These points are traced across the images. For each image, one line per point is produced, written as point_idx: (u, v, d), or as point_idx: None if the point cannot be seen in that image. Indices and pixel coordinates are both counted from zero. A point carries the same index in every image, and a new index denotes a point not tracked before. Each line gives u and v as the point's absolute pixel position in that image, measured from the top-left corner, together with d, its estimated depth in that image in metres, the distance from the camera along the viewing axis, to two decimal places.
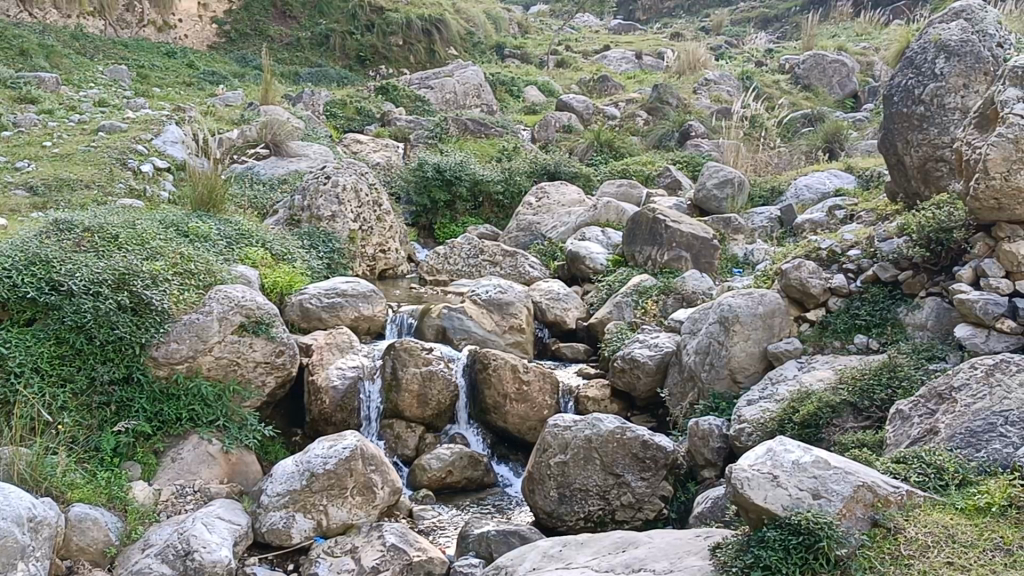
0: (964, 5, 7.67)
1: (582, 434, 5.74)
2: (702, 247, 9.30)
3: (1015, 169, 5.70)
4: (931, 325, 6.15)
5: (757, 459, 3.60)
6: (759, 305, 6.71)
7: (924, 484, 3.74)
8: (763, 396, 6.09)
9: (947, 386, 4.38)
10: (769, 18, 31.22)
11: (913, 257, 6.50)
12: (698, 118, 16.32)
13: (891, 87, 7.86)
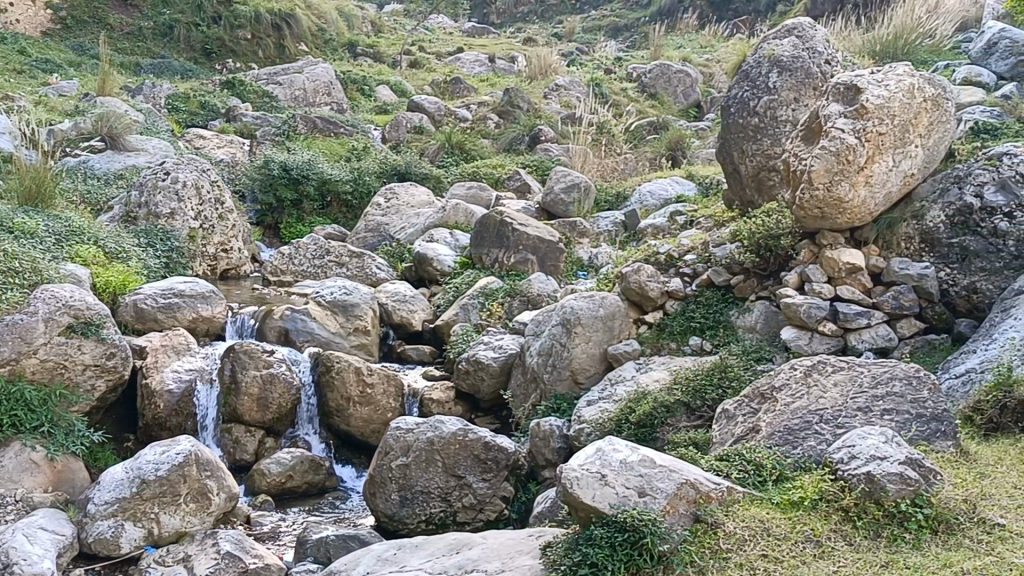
0: (795, 23, 8.06)
1: (425, 436, 5.77)
2: (548, 250, 9.45)
3: (837, 180, 6.07)
4: (760, 328, 6.43)
5: (587, 458, 3.70)
6: (600, 308, 6.91)
7: (744, 480, 3.90)
8: (603, 396, 6.24)
9: (769, 386, 4.58)
10: (618, 26, 31.90)
11: (743, 262, 6.75)
12: (548, 122, 16.53)
13: (728, 98, 8.16)
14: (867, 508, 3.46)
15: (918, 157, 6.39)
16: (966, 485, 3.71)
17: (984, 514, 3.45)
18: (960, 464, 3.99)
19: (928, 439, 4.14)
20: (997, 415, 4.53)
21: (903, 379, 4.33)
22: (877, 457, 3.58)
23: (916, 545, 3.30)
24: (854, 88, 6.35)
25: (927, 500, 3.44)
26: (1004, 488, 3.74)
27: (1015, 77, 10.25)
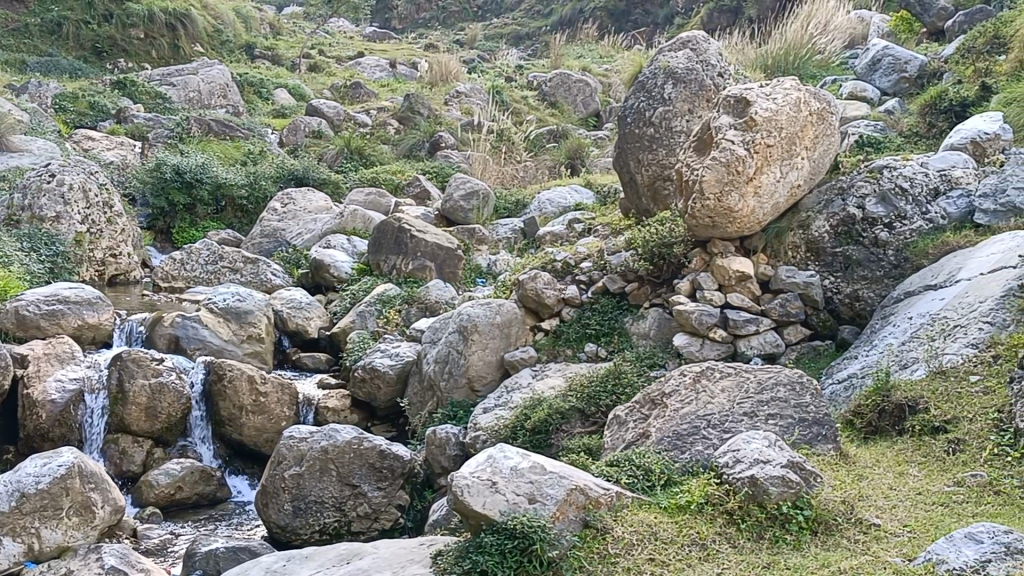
0: (690, 36, 8.23)
1: (319, 444, 5.69)
2: (446, 256, 9.42)
3: (727, 190, 6.22)
4: (653, 334, 6.54)
5: (478, 465, 3.72)
6: (497, 314, 6.92)
7: (634, 486, 3.96)
8: (499, 403, 6.26)
9: (659, 392, 4.65)
10: (520, 35, 32.10)
11: (637, 270, 6.86)
12: (448, 129, 16.50)
13: (625, 108, 8.28)
14: (751, 511, 3.54)
15: (805, 168, 6.60)
16: (844, 487, 3.84)
17: (861, 515, 3.56)
18: (840, 466, 4.13)
19: (810, 443, 4.27)
20: (876, 419, 4.67)
21: (787, 385, 4.46)
22: (761, 461, 3.67)
23: (797, 547, 3.40)
24: (743, 100, 6.52)
25: (808, 502, 3.54)
26: (880, 489, 3.88)
27: (898, 93, 10.65)
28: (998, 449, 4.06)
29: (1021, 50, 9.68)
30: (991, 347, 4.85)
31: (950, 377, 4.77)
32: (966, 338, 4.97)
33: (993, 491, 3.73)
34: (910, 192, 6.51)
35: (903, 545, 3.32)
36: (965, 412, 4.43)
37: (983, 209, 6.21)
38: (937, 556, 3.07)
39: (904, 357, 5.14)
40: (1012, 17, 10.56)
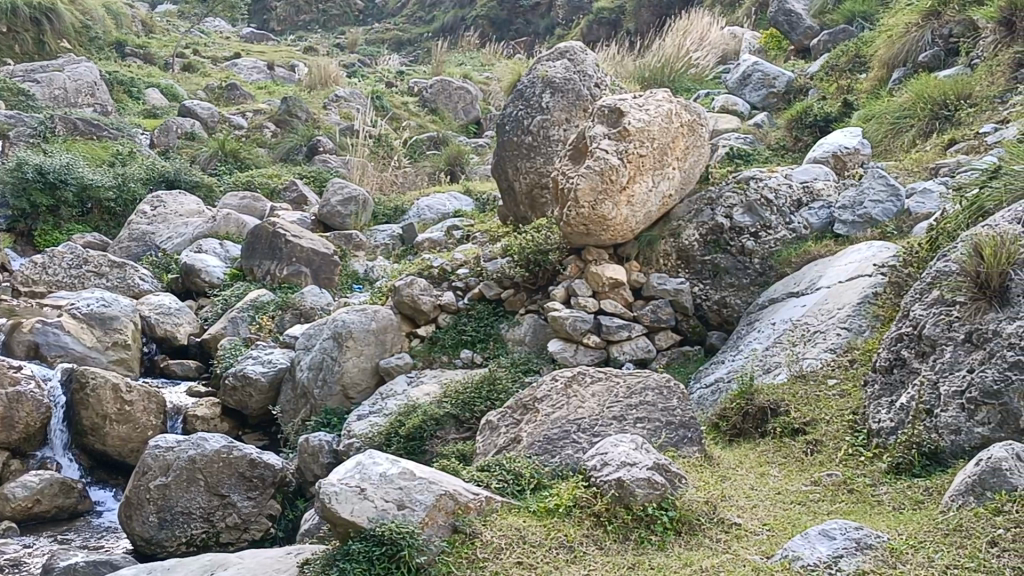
0: (567, 46, 8.33)
1: (186, 454, 5.57)
2: (322, 262, 9.31)
3: (600, 200, 6.34)
4: (528, 341, 6.62)
5: (347, 472, 3.71)
6: (372, 321, 6.86)
7: (504, 490, 3.97)
8: (373, 410, 6.21)
9: (530, 397, 4.69)
10: (401, 41, 31.95)
11: (513, 277, 6.91)
12: (327, 133, 16.28)
13: (503, 116, 8.31)
14: (617, 513, 3.60)
15: (676, 179, 6.76)
16: (708, 488, 3.94)
17: (722, 515, 3.66)
18: (704, 468, 4.24)
19: (676, 446, 4.38)
20: (739, 421, 4.81)
21: (656, 389, 4.57)
22: (627, 464, 3.74)
23: (661, 548, 3.47)
24: (617, 111, 6.62)
25: (672, 503, 3.62)
26: (741, 490, 3.99)
27: (767, 107, 11.02)
28: (852, 449, 4.23)
29: (880, 69, 10.14)
30: (848, 352, 5.08)
31: (810, 380, 4.97)
32: (825, 343, 5.19)
33: (847, 490, 3.89)
34: (775, 204, 6.74)
35: (762, 543, 3.43)
36: (822, 415, 4.62)
37: (842, 220, 6.50)
38: (794, 552, 3.17)
39: (767, 361, 5.33)
40: (872, 38, 11.06)
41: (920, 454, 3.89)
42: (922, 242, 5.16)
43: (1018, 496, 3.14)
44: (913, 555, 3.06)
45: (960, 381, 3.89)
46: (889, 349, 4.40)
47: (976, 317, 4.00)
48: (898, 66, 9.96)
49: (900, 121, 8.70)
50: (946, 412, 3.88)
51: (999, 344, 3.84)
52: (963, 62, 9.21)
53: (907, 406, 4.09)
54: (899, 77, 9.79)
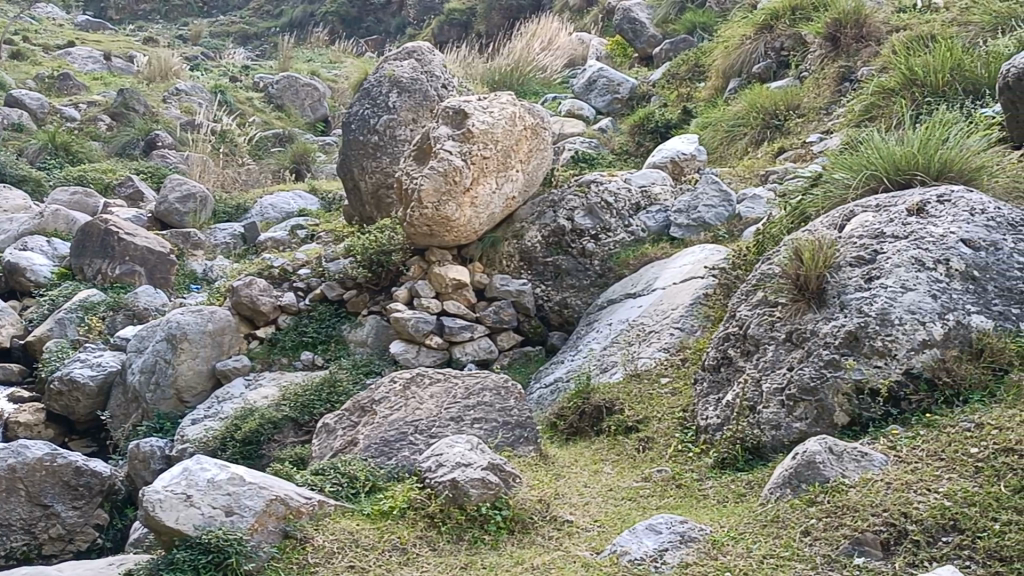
0: (415, 46, 8.31)
1: (5, 462, 5.24)
2: (157, 262, 8.97)
3: (444, 201, 6.36)
4: (370, 342, 6.58)
5: (172, 478, 3.60)
6: (208, 322, 6.65)
7: (337, 493, 3.93)
8: (208, 415, 6.04)
9: (368, 399, 4.66)
10: (247, 35, 31.12)
11: (356, 278, 6.85)
12: (166, 127, 15.70)
13: (349, 115, 8.20)
14: (451, 514, 3.61)
15: (519, 181, 6.84)
16: (541, 486, 4.00)
17: (555, 512, 3.72)
18: (539, 466, 4.30)
19: (512, 446, 4.43)
20: (576, 421, 4.91)
21: (493, 389, 4.62)
22: (462, 464, 3.75)
23: (494, 546, 3.50)
24: (461, 113, 6.62)
25: (506, 502, 3.66)
26: (574, 487, 4.08)
27: (611, 113, 11.25)
28: (682, 445, 4.37)
29: (717, 79, 10.51)
30: (680, 351, 5.24)
31: (643, 379, 5.11)
32: (659, 343, 5.35)
33: (675, 484, 4.02)
34: (614, 207, 6.89)
35: (592, 539, 3.51)
36: (654, 413, 4.75)
37: (677, 223, 6.69)
38: (622, 547, 3.27)
39: (604, 361, 5.46)
40: (710, 48, 11.48)
41: (744, 449, 4.06)
42: (750, 246, 5.40)
43: (830, 487, 3.32)
44: (732, 546, 3.19)
45: (780, 379, 4.08)
46: (717, 348, 4.58)
47: (796, 318, 4.22)
48: (734, 76, 10.35)
49: (734, 130, 9.06)
50: (767, 409, 4.06)
51: (816, 343, 4.05)
52: (793, 74, 9.65)
53: (732, 403, 4.27)
54: (735, 87, 10.17)
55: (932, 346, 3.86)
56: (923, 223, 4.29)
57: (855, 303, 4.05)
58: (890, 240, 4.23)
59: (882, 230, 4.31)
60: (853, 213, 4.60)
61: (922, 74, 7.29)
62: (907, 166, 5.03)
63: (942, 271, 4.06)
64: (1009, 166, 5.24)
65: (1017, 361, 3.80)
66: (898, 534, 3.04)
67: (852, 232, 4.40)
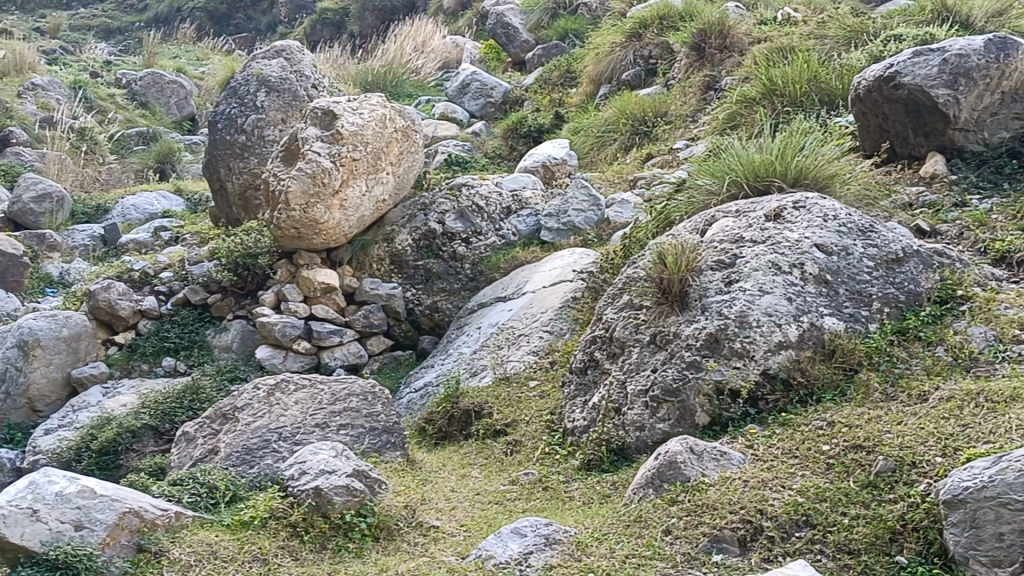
0: (284, 45, 8.13)
1: None
2: (8, 266, 8.56)
3: (312, 203, 6.27)
4: (235, 347, 6.43)
5: (16, 493, 3.44)
6: (63, 328, 6.35)
7: (196, 504, 3.81)
8: (63, 424, 5.79)
9: (231, 406, 4.55)
10: (110, 28, 29.96)
11: (221, 281, 6.70)
12: (21, 123, 14.97)
13: (215, 113, 7.96)
14: (314, 522, 3.54)
15: (389, 184, 6.77)
16: (408, 492, 3.97)
17: (421, 518, 3.70)
18: (405, 472, 4.27)
19: (378, 451, 4.39)
20: (445, 425, 4.90)
21: (360, 395, 4.57)
22: (325, 471, 3.69)
23: (358, 554, 3.45)
24: (330, 114, 6.49)
25: (371, 509, 3.61)
26: (441, 492, 4.06)
27: (485, 116, 11.29)
28: (549, 448, 4.40)
29: (588, 85, 10.67)
30: (549, 354, 5.28)
31: (512, 382, 5.13)
32: (529, 346, 5.38)
33: (542, 487, 4.04)
34: (486, 210, 6.87)
35: (458, 544, 3.50)
36: (522, 416, 4.77)
37: (548, 227, 6.70)
38: (487, 551, 3.27)
39: (474, 365, 5.48)
40: (582, 55, 11.65)
41: (608, 451, 4.10)
42: (617, 250, 5.50)
43: (691, 486, 3.39)
44: (596, 547, 3.23)
45: (644, 381, 4.16)
46: (584, 351, 4.64)
47: (660, 320, 4.31)
48: (604, 83, 10.53)
49: (604, 135, 9.22)
50: (632, 410, 4.12)
51: (679, 345, 4.15)
52: (661, 82, 9.86)
53: (598, 405, 4.33)
54: (605, 94, 10.34)
55: (787, 347, 4.00)
56: (779, 228, 4.46)
57: (716, 306, 4.16)
58: (748, 245, 4.38)
59: (742, 235, 4.47)
60: (714, 219, 4.75)
61: (781, 84, 7.56)
62: (765, 173, 5.21)
63: (797, 275, 4.22)
64: (862, 174, 5.47)
65: (866, 361, 3.98)
66: (755, 530, 3.13)
67: (713, 237, 4.54)
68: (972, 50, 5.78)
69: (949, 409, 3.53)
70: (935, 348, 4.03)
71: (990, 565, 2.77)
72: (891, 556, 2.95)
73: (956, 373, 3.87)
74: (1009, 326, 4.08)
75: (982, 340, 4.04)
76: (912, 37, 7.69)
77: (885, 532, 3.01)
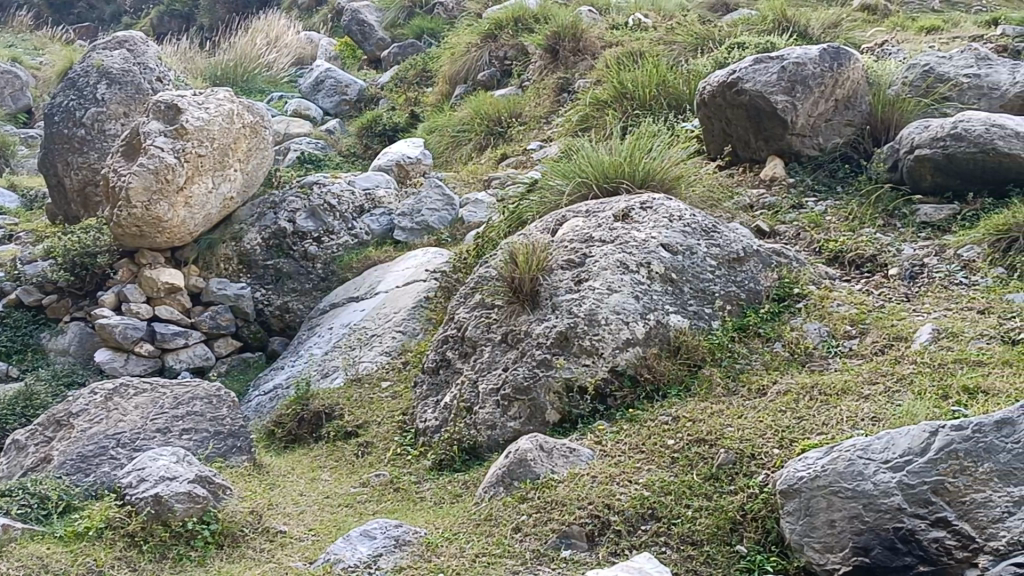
0: (127, 35, 7.80)
1: None
2: None
3: (155, 200, 6.06)
4: (73, 351, 6.18)
5: None
6: None
7: (25, 515, 3.62)
8: None
9: (65, 412, 4.36)
10: None
11: (56, 281, 6.40)
12: None
13: (51, 106, 7.58)
14: (154, 531, 3.41)
15: (238, 181, 6.56)
16: (254, 497, 3.87)
17: (267, 524, 3.61)
18: (252, 477, 4.15)
19: (223, 456, 4.27)
20: (295, 428, 4.79)
21: (204, 399, 4.44)
22: (166, 478, 3.56)
23: (200, 563, 3.36)
24: (174, 108, 6.24)
25: (215, 516, 3.52)
26: (289, 496, 3.98)
27: (339, 114, 11.13)
28: (401, 449, 4.36)
29: (443, 85, 10.65)
30: (401, 354, 5.24)
31: (364, 384, 5.07)
32: (381, 347, 5.33)
33: (393, 488, 4.00)
34: (338, 209, 6.75)
35: (306, 549, 3.43)
36: (373, 417, 4.72)
37: (401, 227, 6.60)
38: (335, 555, 3.22)
39: (325, 366, 5.40)
40: (438, 54, 11.64)
41: (460, 450, 4.09)
42: (470, 250, 5.52)
43: (540, 483, 3.42)
44: (446, 547, 3.22)
45: (496, 380, 4.18)
46: (436, 351, 4.63)
47: (512, 319, 4.36)
48: (460, 83, 10.54)
49: (459, 135, 9.22)
50: (483, 409, 4.14)
51: (529, 344, 4.19)
52: (516, 83, 9.93)
53: (450, 404, 4.32)
54: (460, 94, 10.34)
55: (634, 344, 4.09)
56: (627, 228, 4.56)
57: (566, 304, 4.23)
58: (597, 245, 4.47)
59: (592, 235, 4.55)
60: (565, 218, 4.82)
61: (631, 88, 7.73)
62: (615, 174, 5.32)
63: (644, 274, 4.32)
64: (707, 177, 5.64)
65: (709, 357, 4.10)
66: (602, 525, 3.18)
67: (564, 237, 4.61)
68: (809, 59, 6.03)
69: (786, 402, 3.68)
70: (773, 344, 4.20)
71: (822, 551, 2.87)
72: (731, 545, 3.05)
73: (793, 367, 4.04)
74: (841, 322, 4.29)
75: (817, 335, 4.23)
76: (754, 45, 8.01)
77: (726, 522, 3.12)
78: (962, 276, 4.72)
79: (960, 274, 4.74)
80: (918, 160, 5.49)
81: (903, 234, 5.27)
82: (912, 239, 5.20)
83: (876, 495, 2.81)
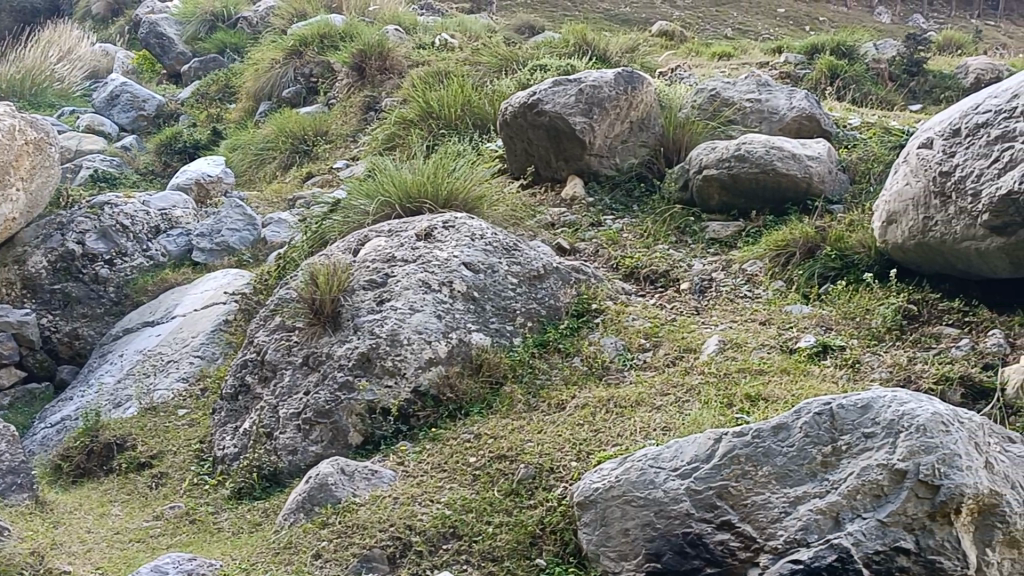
0: None
1: None
2: None
3: None
4: None
5: None
6: None
7: None
8: None
9: None
10: None
11: None
12: None
13: None
14: None
15: (20, 201, 6.17)
16: (34, 537, 3.63)
17: (51, 565, 3.39)
18: (33, 516, 3.91)
19: (2, 495, 4.00)
20: (83, 461, 4.54)
21: None
22: None
23: None
24: None
25: None
26: (75, 535, 3.76)
27: (136, 130, 10.65)
28: (198, 478, 4.22)
29: (246, 101, 10.43)
30: (199, 380, 5.08)
31: (159, 412, 4.87)
32: (177, 373, 5.14)
33: (189, 520, 3.85)
34: (131, 230, 6.48)
35: None
36: (168, 447, 4.54)
37: (200, 248, 6.39)
38: None
39: (117, 396, 5.15)
40: (241, 70, 11.39)
41: (260, 477, 4.00)
42: (271, 271, 5.42)
43: (341, 507, 3.39)
44: None
45: (297, 404, 4.12)
46: (235, 376, 4.52)
47: (313, 341, 4.31)
48: (264, 99, 10.34)
49: (263, 153, 9.01)
50: (283, 434, 4.07)
51: (331, 366, 4.16)
52: (321, 100, 9.80)
53: (249, 431, 4.21)
54: (264, 110, 10.13)
55: (437, 363, 4.11)
56: (429, 247, 4.58)
57: (367, 325, 4.22)
58: (399, 264, 4.48)
59: (394, 254, 4.56)
60: (367, 237, 4.80)
61: (437, 107, 7.78)
62: (417, 193, 5.35)
63: (445, 293, 4.35)
64: (509, 196, 5.74)
65: (510, 374, 4.17)
66: (404, 546, 3.18)
67: (366, 257, 4.60)
68: (604, 82, 6.26)
69: (583, 416, 3.78)
70: (572, 358, 4.32)
71: (618, 559, 2.96)
72: (531, 559, 3.11)
73: (590, 380, 4.15)
74: (636, 336, 4.45)
75: (613, 350, 4.37)
76: (555, 67, 8.25)
77: (526, 537, 3.18)
78: (746, 289, 5.01)
79: (745, 287, 5.02)
80: (706, 179, 5.78)
81: (694, 249, 5.54)
82: (702, 254, 5.48)
83: (666, 502, 2.93)
